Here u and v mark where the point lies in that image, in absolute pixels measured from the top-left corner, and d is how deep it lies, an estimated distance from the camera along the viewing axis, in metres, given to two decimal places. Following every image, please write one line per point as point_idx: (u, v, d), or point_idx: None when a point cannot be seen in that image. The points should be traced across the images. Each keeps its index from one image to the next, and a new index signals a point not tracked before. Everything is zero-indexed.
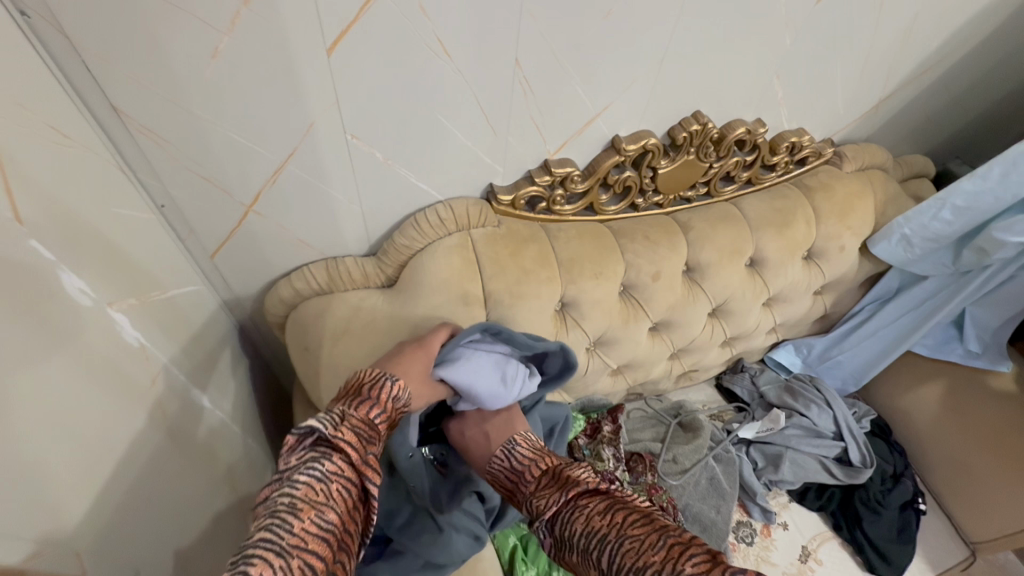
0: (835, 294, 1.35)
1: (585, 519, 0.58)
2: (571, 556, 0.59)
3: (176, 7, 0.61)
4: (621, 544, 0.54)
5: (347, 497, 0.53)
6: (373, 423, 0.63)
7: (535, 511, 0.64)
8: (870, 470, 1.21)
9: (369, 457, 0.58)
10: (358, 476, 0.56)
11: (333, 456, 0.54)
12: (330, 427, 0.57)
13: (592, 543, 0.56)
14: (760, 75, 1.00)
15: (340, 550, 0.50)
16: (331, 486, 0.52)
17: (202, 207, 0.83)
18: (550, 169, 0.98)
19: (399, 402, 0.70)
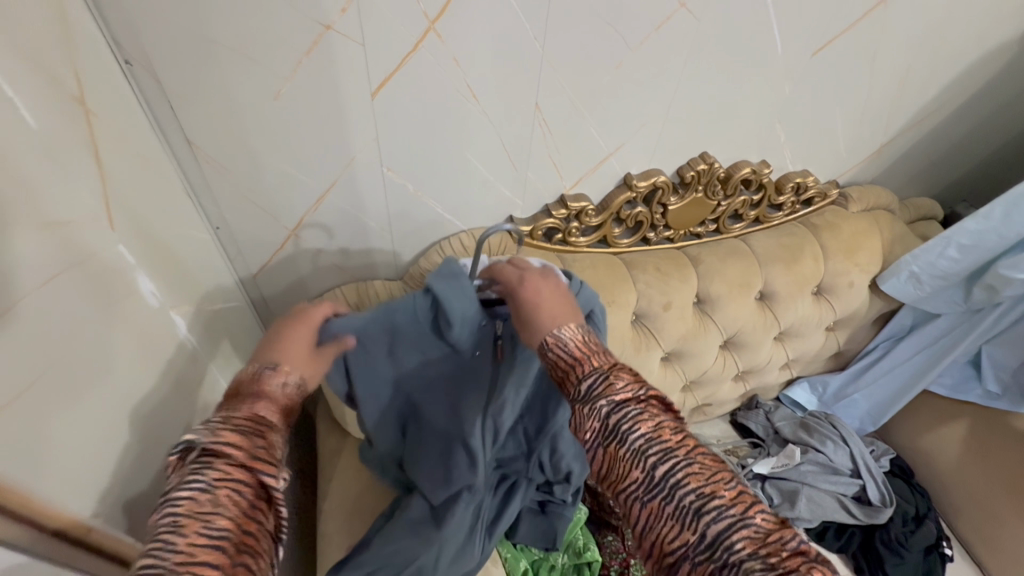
0: (848, 331, 1.36)
1: (655, 426, 0.51)
2: (611, 452, 0.51)
3: (249, 59, 0.72)
4: (692, 467, 0.48)
5: (245, 499, 0.47)
6: (262, 417, 0.53)
7: (591, 390, 0.54)
8: (891, 508, 1.19)
9: (260, 451, 0.50)
10: (253, 473, 0.48)
11: (217, 460, 0.47)
12: (206, 434, 0.49)
13: (656, 451, 0.49)
14: (763, 120, 1.08)
15: (241, 551, 0.45)
16: (218, 494, 0.45)
17: (251, 232, 0.92)
18: (566, 203, 1.06)
19: (289, 389, 0.58)
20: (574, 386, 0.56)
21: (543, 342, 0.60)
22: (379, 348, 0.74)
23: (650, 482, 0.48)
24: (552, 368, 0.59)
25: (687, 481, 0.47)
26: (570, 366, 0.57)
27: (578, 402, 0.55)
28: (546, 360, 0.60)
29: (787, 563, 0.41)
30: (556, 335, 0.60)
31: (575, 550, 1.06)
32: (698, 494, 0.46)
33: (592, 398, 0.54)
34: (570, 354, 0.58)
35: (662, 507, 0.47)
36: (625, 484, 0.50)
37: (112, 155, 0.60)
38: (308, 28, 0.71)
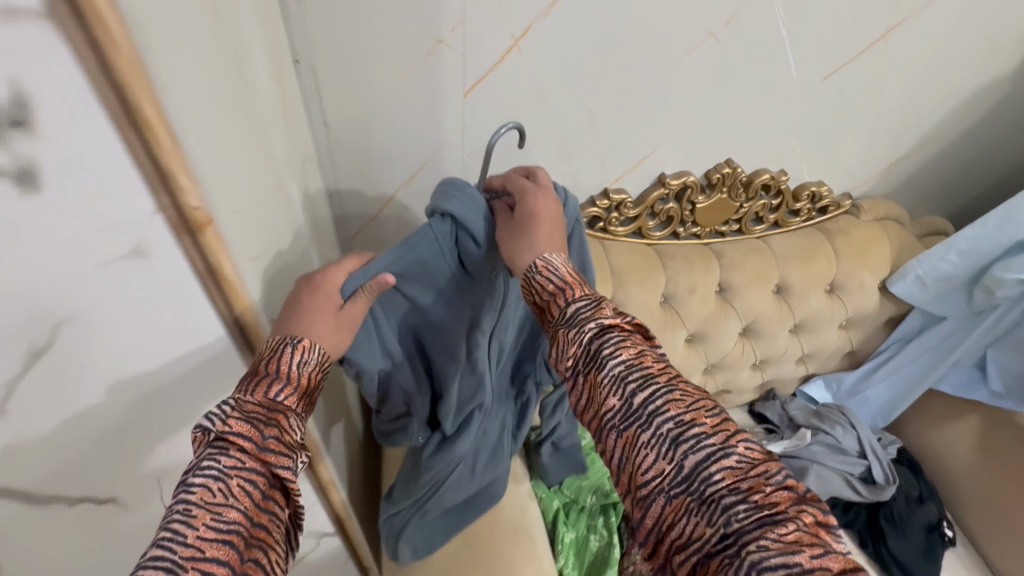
0: (860, 330, 1.49)
1: (636, 353, 0.62)
2: (592, 378, 0.62)
3: (380, 63, 0.95)
4: (671, 395, 0.58)
5: (255, 491, 0.53)
6: (275, 399, 0.60)
7: (577, 318, 0.66)
8: (894, 487, 1.30)
9: (269, 442, 0.56)
10: (268, 462, 0.55)
11: (230, 450, 0.53)
12: (220, 422, 0.54)
13: (636, 377, 0.59)
14: (782, 133, 1.27)
15: (252, 541, 0.50)
16: (228, 483, 0.51)
17: (356, 202, 1.15)
18: (608, 195, 1.25)
19: (309, 365, 0.65)
20: (560, 314, 0.68)
21: (532, 265, 0.74)
22: (404, 296, 0.87)
23: (628, 408, 0.58)
24: (542, 289, 0.72)
25: (668, 409, 0.57)
26: (558, 292, 0.71)
27: (562, 325, 0.67)
28: (538, 288, 0.73)
29: (764, 494, 0.50)
30: (545, 260, 0.74)
31: (603, 492, 1.23)
32: (677, 421, 0.56)
33: (579, 322, 0.66)
34: (559, 281, 0.71)
35: (639, 433, 0.57)
36: (604, 407, 0.60)
37: (291, 124, 0.84)
38: (426, 42, 0.95)
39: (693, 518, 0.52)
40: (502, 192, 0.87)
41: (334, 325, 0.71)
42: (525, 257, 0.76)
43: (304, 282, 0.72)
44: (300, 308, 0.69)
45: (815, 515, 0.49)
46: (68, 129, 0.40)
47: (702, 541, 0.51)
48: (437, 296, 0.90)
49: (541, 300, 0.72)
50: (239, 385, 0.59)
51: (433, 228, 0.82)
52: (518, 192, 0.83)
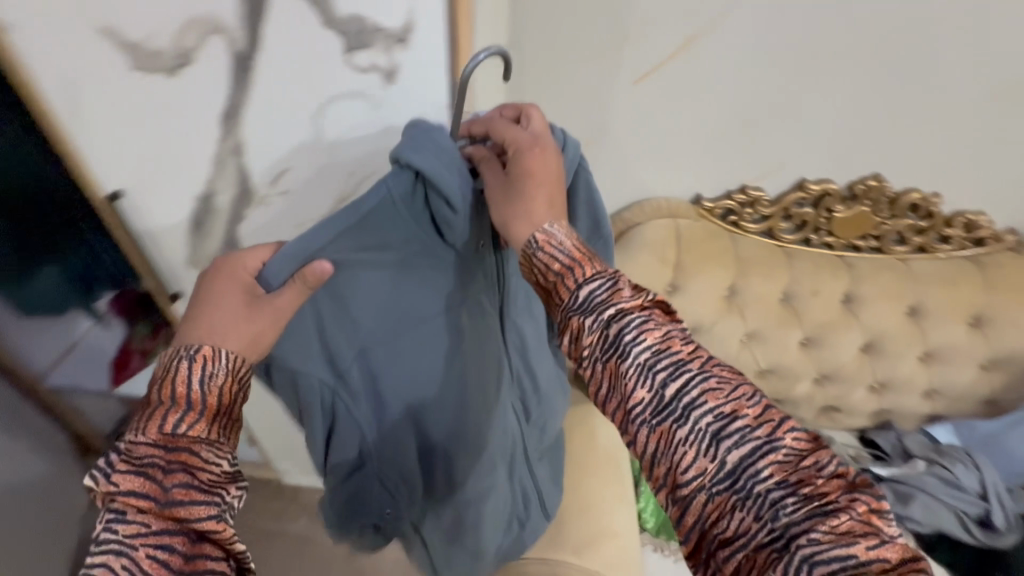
0: (1005, 375, 1.41)
1: (661, 337, 0.55)
2: (613, 369, 0.55)
3: None
4: (708, 384, 0.52)
5: (167, 557, 0.48)
6: (172, 433, 0.52)
7: (591, 304, 0.58)
8: (1014, 536, 1.27)
9: (173, 489, 0.50)
10: (178, 517, 0.49)
11: (127, 519, 0.48)
12: (105, 483, 0.49)
13: (666, 366, 0.53)
14: (942, 156, 1.28)
15: None
16: (135, 558, 0.47)
17: None
18: (745, 190, 1.37)
19: (213, 382, 0.57)
20: (568, 302, 0.60)
21: (531, 239, 0.63)
22: (366, 279, 0.65)
23: (659, 401, 0.53)
24: (546, 270, 0.62)
25: (705, 401, 0.51)
26: (565, 271, 0.61)
27: (574, 310, 0.59)
28: (539, 271, 0.63)
29: (821, 486, 0.45)
30: (546, 231, 0.63)
31: None
32: (717, 414, 0.50)
33: (595, 306, 0.58)
34: (566, 258, 0.62)
35: (675, 429, 0.52)
36: (633, 405, 0.54)
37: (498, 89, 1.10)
38: None
39: (739, 513, 0.47)
40: (473, 151, 0.71)
41: (245, 314, 0.59)
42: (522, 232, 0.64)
43: (218, 271, 0.62)
44: (214, 311, 0.59)
45: (869, 503, 0.45)
46: (418, 52, 0.67)
47: (749, 537, 0.46)
48: (421, 283, 0.71)
49: (544, 284, 0.63)
50: (131, 424, 0.53)
51: (388, 183, 0.61)
52: (509, 140, 0.67)
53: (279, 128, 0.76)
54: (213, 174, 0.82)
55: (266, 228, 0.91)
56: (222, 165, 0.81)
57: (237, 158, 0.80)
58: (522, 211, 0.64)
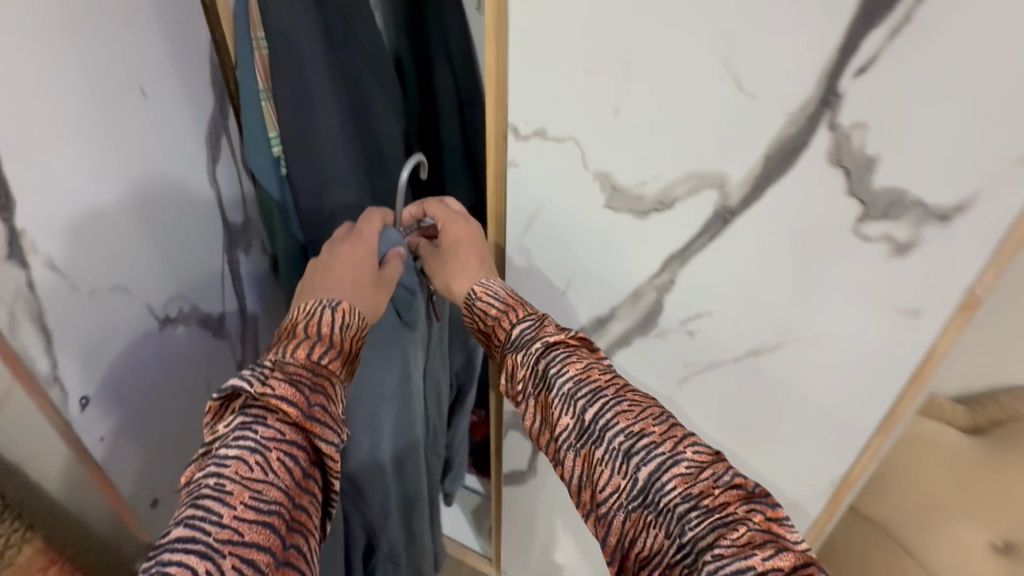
0: None
1: (579, 365, 0.72)
2: (542, 397, 0.73)
3: None
4: (618, 405, 0.68)
5: (293, 466, 0.64)
6: (314, 362, 0.71)
7: (525, 343, 0.76)
8: None
9: (311, 412, 0.67)
10: (309, 431, 0.67)
11: (268, 421, 0.65)
12: (257, 384, 0.65)
13: (582, 391, 0.70)
14: None
15: (296, 505, 0.64)
16: (269, 458, 0.63)
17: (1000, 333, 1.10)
18: None
19: (348, 328, 0.75)
20: (506, 339, 0.79)
21: (472, 291, 0.83)
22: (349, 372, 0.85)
23: (580, 424, 0.69)
24: (486, 314, 0.82)
25: (619, 422, 0.67)
26: (501, 314, 0.81)
27: (512, 349, 0.77)
28: (478, 317, 0.83)
29: (714, 495, 0.60)
30: (483, 284, 0.82)
31: None
32: (624, 432, 0.66)
33: (526, 343, 0.76)
34: (500, 303, 0.81)
35: (596, 450, 0.68)
36: (553, 426, 0.71)
37: None
38: None
39: (654, 529, 0.63)
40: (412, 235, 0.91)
41: (369, 285, 0.80)
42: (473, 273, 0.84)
43: (346, 241, 0.83)
44: (348, 265, 0.80)
45: (766, 511, 0.59)
46: (959, 233, 0.58)
47: (662, 553, 0.62)
48: (383, 358, 0.89)
49: (485, 326, 0.83)
50: (278, 350, 0.71)
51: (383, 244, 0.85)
52: (441, 221, 0.88)
53: (723, 275, 0.74)
54: (626, 301, 0.84)
55: (646, 360, 0.88)
56: (640, 295, 0.82)
57: (658, 292, 0.80)
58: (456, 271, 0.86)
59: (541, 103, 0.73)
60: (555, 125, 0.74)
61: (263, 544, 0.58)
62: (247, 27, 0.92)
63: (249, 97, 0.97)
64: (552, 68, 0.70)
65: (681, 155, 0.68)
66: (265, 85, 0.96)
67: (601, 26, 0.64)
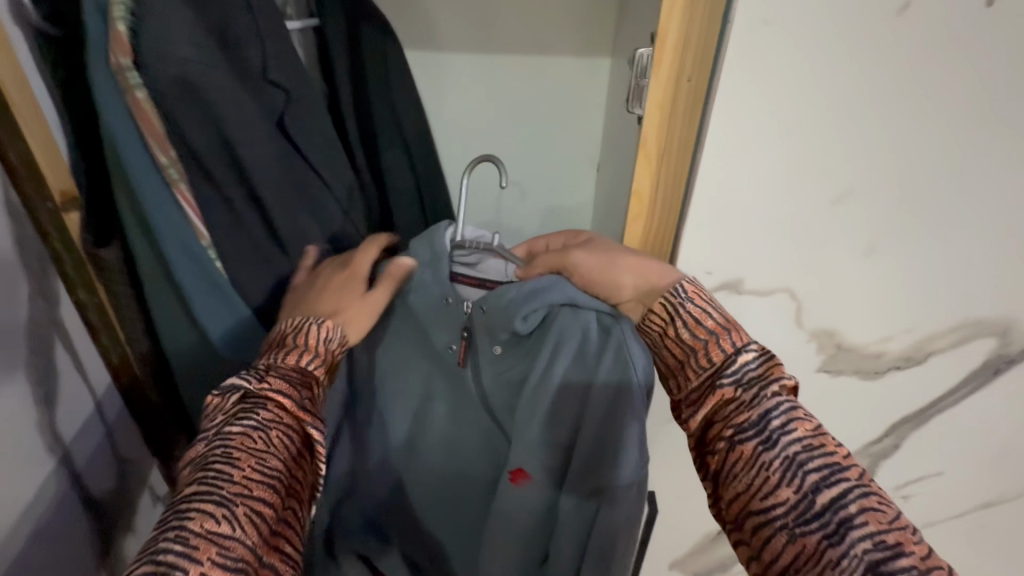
0: None
1: (817, 431, 0.35)
2: (744, 451, 0.36)
3: None
4: (868, 499, 0.32)
5: (293, 447, 0.36)
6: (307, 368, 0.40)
7: (746, 373, 0.38)
8: None
9: (303, 400, 0.38)
10: (299, 421, 0.37)
11: (269, 401, 0.37)
12: (257, 377, 0.38)
13: (821, 466, 0.33)
14: None
15: (289, 498, 0.34)
16: (269, 432, 0.35)
17: None
18: None
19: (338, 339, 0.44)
20: (715, 369, 0.38)
21: (676, 288, 0.42)
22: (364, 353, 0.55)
23: (805, 509, 0.33)
24: (689, 330, 0.40)
25: (861, 522, 0.31)
26: (714, 333, 0.39)
27: (718, 379, 0.38)
28: (666, 328, 0.41)
29: None
30: (695, 284, 0.42)
31: None
32: (879, 544, 0.30)
33: (746, 379, 0.37)
34: (720, 316, 0.40)
35: (823, 547, 0.31)
36: (735, 485, 0.36)
37: None
38: None
39: None
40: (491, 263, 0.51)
41: (356, 297, 0.45)
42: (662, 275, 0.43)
43: (335, 263, 0.48)
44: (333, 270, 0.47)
45: None
46: None
47: None
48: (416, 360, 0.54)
49: (683, 343, 0.40)
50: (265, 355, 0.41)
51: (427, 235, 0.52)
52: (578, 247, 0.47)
53: (970, 435, 0.56)
54: None
55: None
56: None
57: (871, 460, 0.59)
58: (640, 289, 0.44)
59: (740, 243, 0.46)
60: (758, 274, 0.48)
61: (267, 516, 0.32)
62: (146, 149, 0.48)
63: (178, 269, 0.51)
64: (770, 195, 0.44)
65: (959, 306, 0.48)
66: (208, 234, 0.51)
67: (866, 134, 0.40)
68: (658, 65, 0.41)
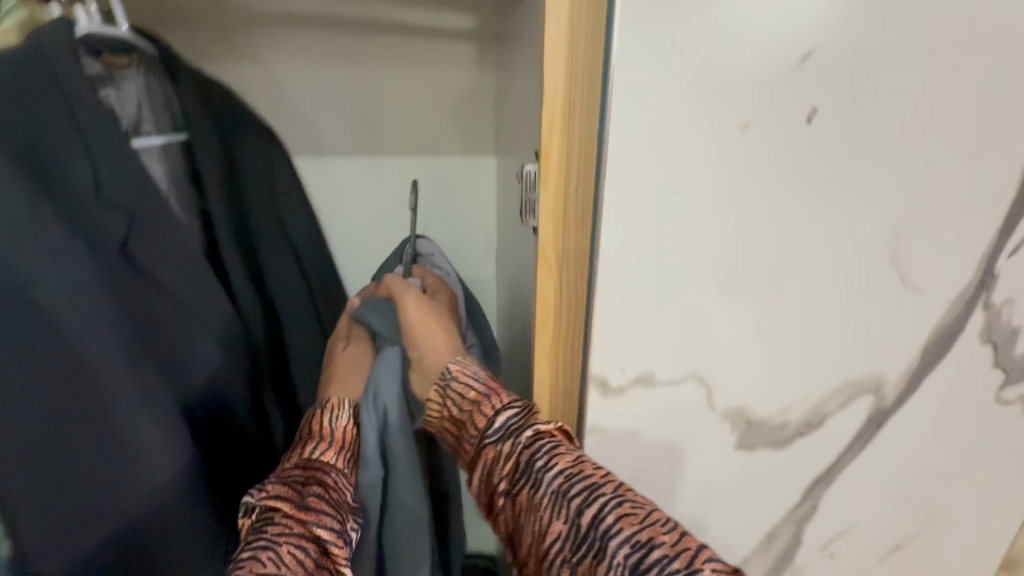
0: None
1: (575, 462, 0.41)
2: (524, 501, 0.42)
3: None
4: (621, 507, 0.38)
5: (307, 557, 0.42)
6: (310, 462, 0.48)
7: (508, 427, 0.44)
8: None
9: (311, 500, 0.45)
10: (303, 523, 0.43)
11: (276, 515, 0.43)
12: (258, 492, 0.44)
13: (580, 491, 0.39)
14: None
15: None
16: (279, 551, 0.41)
17: None
18: None
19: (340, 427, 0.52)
20: (479, 437, 0.45)
21: (444, 368, 0.50)
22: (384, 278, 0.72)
23: (576, 535, 0.38)
24: (460, 402, 0.48)
25: (619, 531, 0.37)
26: (478, 400, 0.47)
27: (478, 446, 0.45)
28: (440, 408, 0.50)
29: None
30: (460, 363, 0.50)
31: None
32: (634, 545, 0.36)
33: (507, 435, 0.44)
34: (482, 386, 0.48)
35: (596, 566, 0.37)
36: (524, 533, 0.42)
37: None
38: None
39: None
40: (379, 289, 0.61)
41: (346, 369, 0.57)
42: (436, 368, 0.52)
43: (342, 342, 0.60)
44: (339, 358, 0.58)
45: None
46: None
47: None
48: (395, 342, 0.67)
49: (457, 415, 0.48)
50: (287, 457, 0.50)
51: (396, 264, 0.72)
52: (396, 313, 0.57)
53: (871, 484, 0.59)
54: (757, 548, 0.61)
55: None
56: (774, 535, 0.60)
57: (797, 525, 0.60)
58: (418, 366, 0.54)
59: (645, 338, 0.47)
60: (666, 365, 0.48)
61: None
62: None
63: None
64: (665, 292, 0.45)
65: (838, 368, 0.52)
66: None
67: (730, 232, 0.44)
68: (546, 180, 0.42)
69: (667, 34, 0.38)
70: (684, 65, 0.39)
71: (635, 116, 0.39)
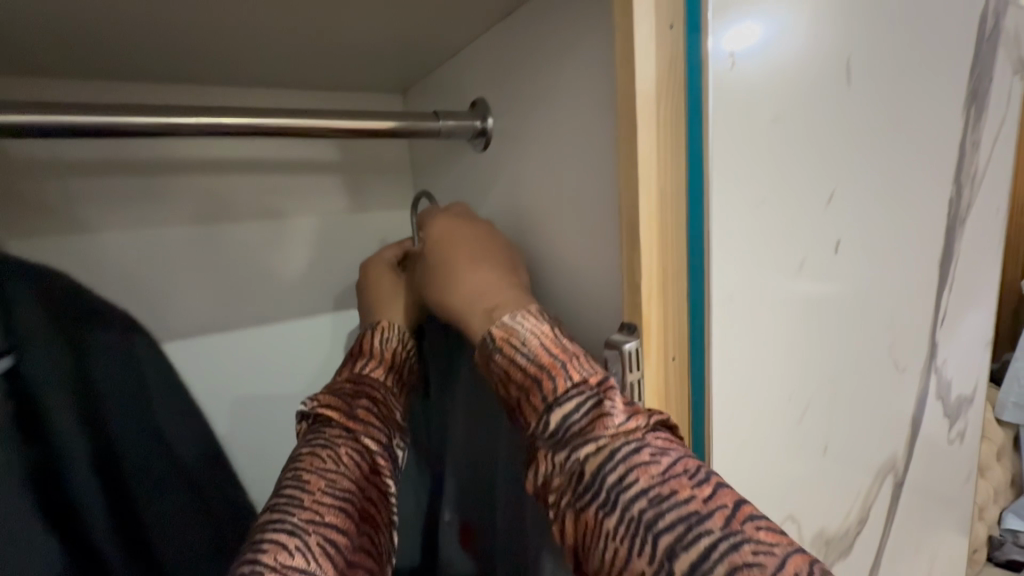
0: None
1: (664, 478, 0.29)
2: (587, 520, 0.30)
3: None
4: (740, 552, 0.25)
5: (363, 462, 0.39)
6: (363, 376, 0.44)
7: (574, 423, 0.32)
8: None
9: (359, 410, 0.41)
10: (356, 433, 0.40)
11: (331, 421, 0.40)
12: (310, 399, 0.42)
13: (671, 520, 0.27)
14: None
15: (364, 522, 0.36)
16: (337, 447, 0.38)
17: None
18: None
19: (394, 377, 0.46)
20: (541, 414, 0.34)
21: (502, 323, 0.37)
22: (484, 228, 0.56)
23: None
24: (511, 376, 0.35)
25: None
26: (540, 374, 0.34)
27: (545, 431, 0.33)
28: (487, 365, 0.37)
29: None
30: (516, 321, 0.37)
31: None
32: None
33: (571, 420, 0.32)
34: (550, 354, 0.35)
35: None
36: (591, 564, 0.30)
37: None
38: None
39: None
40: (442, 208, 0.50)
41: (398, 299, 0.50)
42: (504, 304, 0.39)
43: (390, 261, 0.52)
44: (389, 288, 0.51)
45: None
46: (977, 402, 0.73)
47: None
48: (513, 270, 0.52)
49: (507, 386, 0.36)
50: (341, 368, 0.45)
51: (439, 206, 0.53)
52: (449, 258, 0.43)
53: (895, 547, 0.63)
54: None
55: None
56: None
57: None
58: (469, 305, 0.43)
59: (756, 490, 0.43)
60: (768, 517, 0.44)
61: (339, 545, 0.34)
62: None
63: None
64: (765, 436, 0.43)
65: (872, 455, 0.55)
66: None
67: (799, 361, 0.44)
68: (648, 356, 0.36)
69: (740, 199, 0.37)
70: (756, 222, 0.38)
71: (726, 278, 0.37)
